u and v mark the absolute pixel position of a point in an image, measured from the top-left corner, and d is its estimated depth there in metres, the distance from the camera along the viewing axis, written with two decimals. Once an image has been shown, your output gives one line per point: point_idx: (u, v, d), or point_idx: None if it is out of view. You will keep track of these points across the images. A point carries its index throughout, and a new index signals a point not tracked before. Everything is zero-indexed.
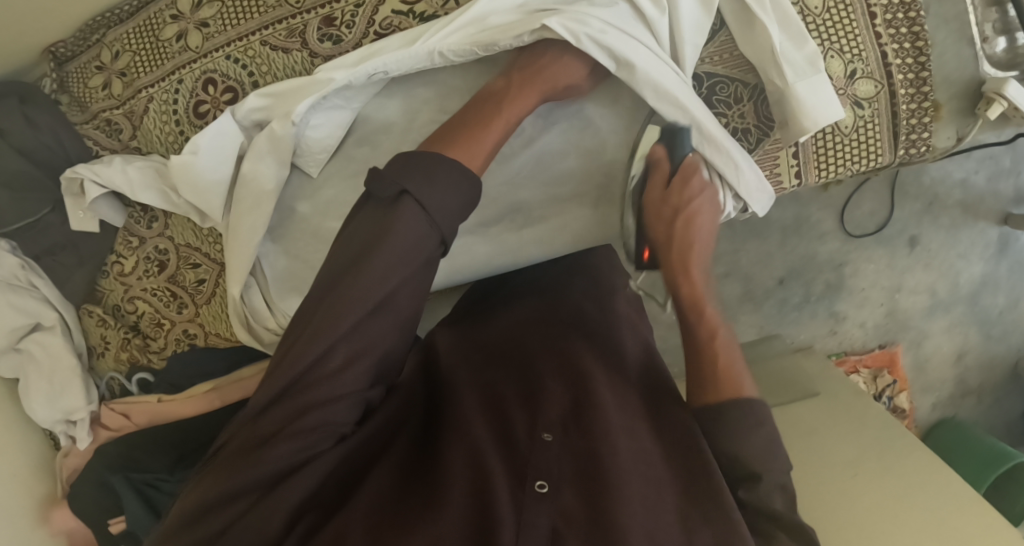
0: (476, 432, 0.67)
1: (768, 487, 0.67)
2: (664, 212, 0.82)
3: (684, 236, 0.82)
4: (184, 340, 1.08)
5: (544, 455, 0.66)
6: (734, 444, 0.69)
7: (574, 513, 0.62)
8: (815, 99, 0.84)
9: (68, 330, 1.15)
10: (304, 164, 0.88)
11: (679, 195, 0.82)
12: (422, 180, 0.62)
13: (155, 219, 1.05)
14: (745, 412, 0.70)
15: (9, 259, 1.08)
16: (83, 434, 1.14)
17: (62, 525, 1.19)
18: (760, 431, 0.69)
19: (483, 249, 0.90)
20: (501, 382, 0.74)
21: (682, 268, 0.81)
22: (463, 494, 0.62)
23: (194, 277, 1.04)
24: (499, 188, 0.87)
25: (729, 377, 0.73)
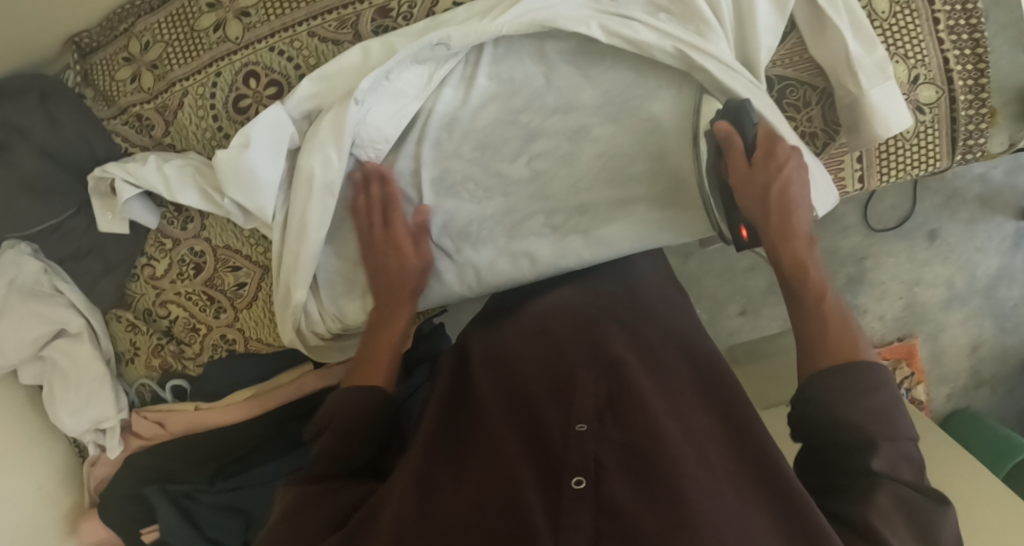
0: (509, 443, 0.70)
1: (898, 457, 0.65)
2: (756, 185, 0.79)
3: (785, 212, 0.78)
4: (222, 345, 1.01)
5: (579, 451, 0.66)
6: (841, 413, 0.66)
7: (618, 503, 0.62)
8: (886, 107, 0.84)
9: (96, 336, 1.09)
10: (360, 156, 0.86)
11: (772, 168, 0.79)
12: (342, 405, 0.78)
13: (191, 219, 0.96)
14: (859, 380, 0.67)
15: (31, 263, 1.05)
16: (114, 443, 1.10)
17: (90, 537, 1.15)
18: (875, 396, 0.66)
19: (548, 248, 0.87)
20: (533, 386, 0.77)
21: (783, 237, 0.79)
22: (499, 504, 0.64)
23: (234, 281, 0.96)
24: (565, 190, 0.86)
25: (844, 343, 0.72)
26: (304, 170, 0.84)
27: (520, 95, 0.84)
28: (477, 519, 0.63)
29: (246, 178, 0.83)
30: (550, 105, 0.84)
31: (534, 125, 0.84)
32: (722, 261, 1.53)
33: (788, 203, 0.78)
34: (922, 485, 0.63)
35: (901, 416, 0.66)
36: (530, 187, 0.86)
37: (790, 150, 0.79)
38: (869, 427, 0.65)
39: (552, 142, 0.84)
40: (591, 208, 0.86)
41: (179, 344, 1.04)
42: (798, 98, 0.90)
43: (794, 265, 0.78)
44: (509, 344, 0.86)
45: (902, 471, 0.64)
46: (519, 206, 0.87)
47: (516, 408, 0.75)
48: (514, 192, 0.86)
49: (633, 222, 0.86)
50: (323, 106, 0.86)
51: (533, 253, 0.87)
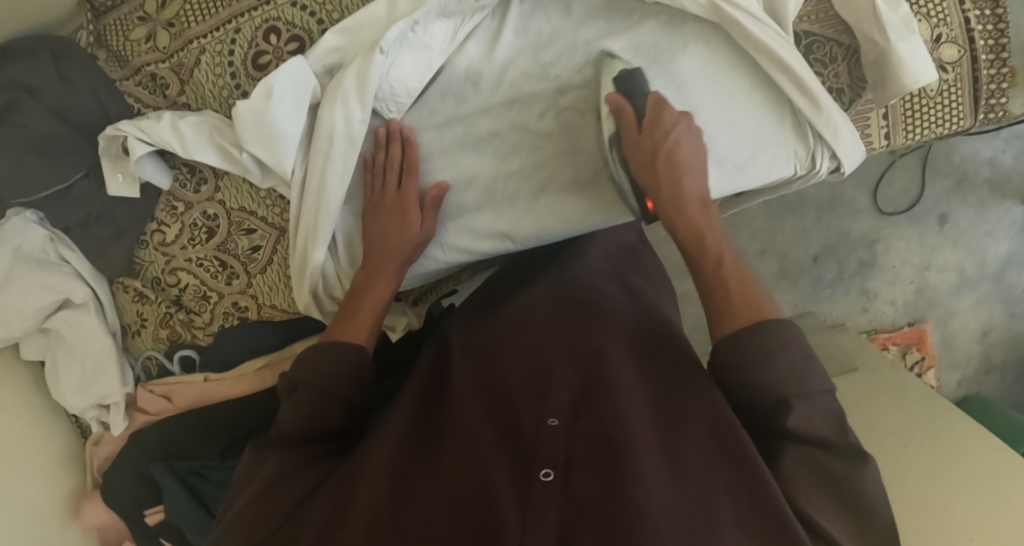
0: (481, 429, 0.68)
1: (812, 408, 0.64)
2: (642, 148, 0.77)
3: (671, 168, 0.77)
4: (235, 313, 0.99)
5: (551, 444, 0.66)
6: (776, 381, 0.64)
7: (582, 498, 0.62)
8: (914, 60, 0.85)
9: (102, 308, 1.06)
10: (385, 109, 0.85)
11: (649, 138, 0.77)
12: (317, 366, 0.75)
13: (204, 181, 0.94)
14: (777, 331, 0.66)
15: (36, 233, 1.02)
16: (118, 419, 1.07)
17: (92, 519, 1.11)
18: (772, 359, 0.65)
19: (573, 205, 0.85)
20: (507, 375, 0.75)
21: (677, 204, 0.77)
22: (467, 496, 0.63)
23: (248, 244, 0.94)
24: (594, 144, 0.84)
25: (745, 299, 0.70)
26: (325, 125, 0.83)
27: (551, 48, 0.83)
28: (442, 509, 0.62)
29: (267, 128, 0.81)
30: (579, 59, 0.83)
31: (564, 80, 0.83)
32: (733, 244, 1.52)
33: (677, 169, 0.77)
34: (837, 439, 0.63)
35: (816, 371, 0.65)
36: (559, 142, 0.84)
37: (676, 115, 0.78)
38: (783, 385, 0.64)
39: (580, 94, 0.83)
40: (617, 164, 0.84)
41: (189, 313, 1.01)
42: (825, 54, 0.91)
43: (689, 238, 0.76)
44: (485, 332, 0.84)
45: (820, 433, 0.63)
46: (548, 164, 0.85)
47: (489, 393, 0.74)
48: (542, 146, 0.85)
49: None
50: (347, 60, 0.85)
51: (559, 211, 0.86)
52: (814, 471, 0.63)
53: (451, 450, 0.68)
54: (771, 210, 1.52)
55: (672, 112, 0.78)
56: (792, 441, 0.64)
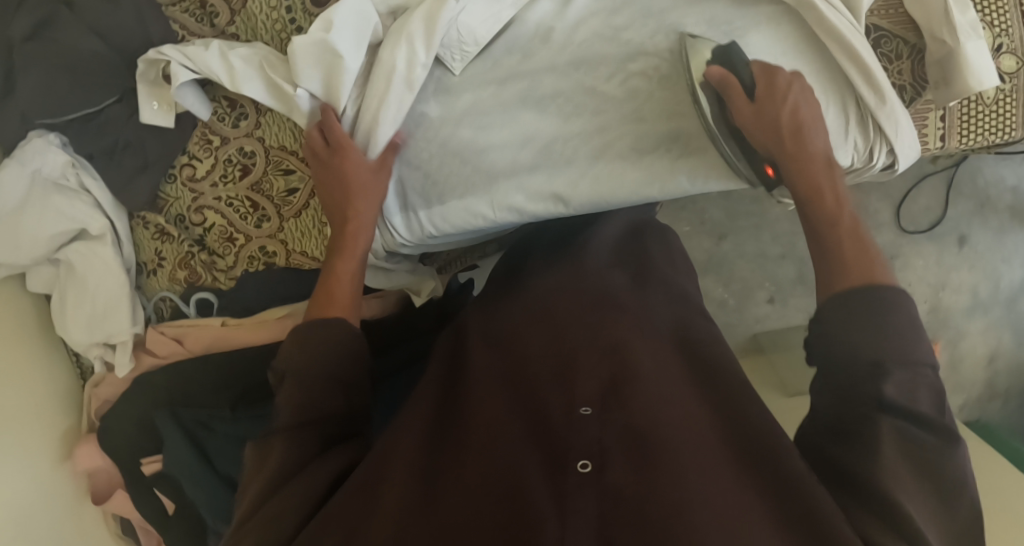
0: (510, 425, 0.66)
1: (915, 381, 0.58)
2: (779, 114, 0.73)
3: (799, 136, 0.73)
4: (260, 258, 0.95)
5: (584, 433, 0.64)
6: (875, 337, 0.59)
7: (620, 487, 0.58)
8: (982, 61, 0.84)
9: (119, 242, 1.02)
10: (448, 58, 0.84)
11: (776, 100, 0.74)
12: (299, 350, 0.72)
13: (244, 117, 0.90)
14: (884, 300, 0.61)
15: (58, 157, 0.98)
16: (125, 359, 1.01)
17: (83, 464, 1.06)
18: (895, 315, 0.60)
19: (632, 173, 0.84)
20: (531, 373, 0.74)
21: (805, 158, 0.73)
22: (499, 486, 0.59)
23: (284, 186, 0.91)
24: (659, 114, 0.82)
25: (863, 264, 0.66)
26: (386, 66, 0.82)
27: (625, 11, 0.82)
28: (474, 498, 0.58)
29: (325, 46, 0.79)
30: (652, 26, 0.82)
31: (635, 45, 0.82)
32: (755, 246, 1.49)
33: (806, 131, 0.73)
34: (934, 415, 0.57)
35: (921, 335, 0.60)
36: (622, 107, 0.82)
37: (789, 73, 0.75)
38: (913, 348, 0.59)
39: (644, 62, 0.81)
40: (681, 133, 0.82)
41: (212, 255, 0.97)
42: (891, 49, 0.89)
43: (806, 191, 0.72)
44: (506, 328, 0.83)
45: (914, 406, 0.57)
46: (611, 128, 0.83)
47: (512, 389, 0.72)
48: (606, 111, 0.83)
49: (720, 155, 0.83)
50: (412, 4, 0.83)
51: (618, 178, 0.84)
52: (903, 448, 0.57)
53: (477, 441, 0.65)
54: (795, 215, 1.50)
55: (784, 77, 0.75)
56: (888, 416, 0.57)
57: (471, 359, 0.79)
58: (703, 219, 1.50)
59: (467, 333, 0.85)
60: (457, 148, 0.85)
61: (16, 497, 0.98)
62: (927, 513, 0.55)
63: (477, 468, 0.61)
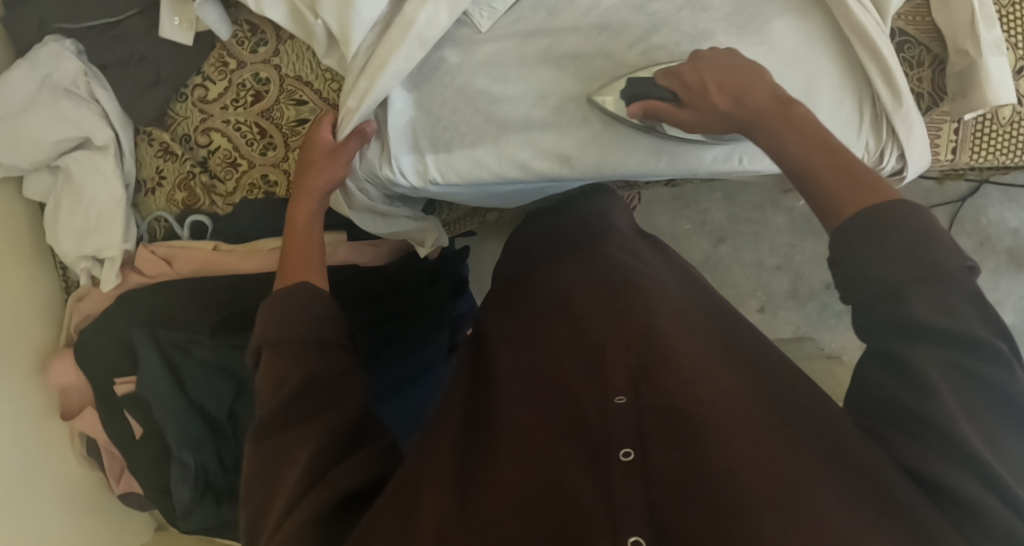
0: (537, 417, 0.61)
1: (947, 291, 0.54)
2: (706, 99, 0.74)
3: (752, 108, 0.71)
4: (261, 187, 0.95)
5: (621, 422, 0.58)
6: (882, 269, 0.56)
7: (669, 472, 0.54)
8: (1000, 77, 0.84)
9: (121, 156, 1.00)
10: (476, 15, 0.82)
11: (697, 90, 0.75)
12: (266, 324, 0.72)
13: (264, 43, 0.90)
14: (893, 214, 0.58)
15: (70, 64, 0.97)
16: (112, 275, 1.00)
17: (56, 376, 1.05)
18: (900, 231, 0.56)
19: (639, 141, 0.84)
20: (553, 357, 0.68)
21: (790, 121, 0.68)
22: (539, 491, 0.54)
23: (294, 116, 0.90)
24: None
25: (866, 184, 0.61)
26: (407, 16, 0.79)
27: None
28: (515, 506, 0.53)
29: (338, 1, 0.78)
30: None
31: (661, 17, 0.82)
32: (752, 253, 1.47)
33: (746, 92, 0.72)
34: (981, 330, 0.53)
35: (939, 244, 0.55)
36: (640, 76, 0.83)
37: (691, 61, 0.76)
38: (925, 258, 0.55)
39: (670, 35, 0.82)
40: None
41: (213, 179, 0.97)
42: (915, 55, 0.90)
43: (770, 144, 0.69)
44: (524, 316, 0.77)
45: (942, 319, 0.53)
46: None
47: (534, 373, 0.67)
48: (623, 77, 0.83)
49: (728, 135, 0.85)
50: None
51: (627, 144, 0.84)
52: (967, 383, 0.53)
53: (504, 441, 0.60)
54: (795, 228, 1.47)
55: (688, 67, 0.76)
56: (926, 347, 0.54)
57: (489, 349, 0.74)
58: (705, 220, 1.48)
59: (487, 322, 0.81)
60: (459, 88, 0.84)
61: None
62: (1014, 450, 0.52)
63: (510, 474, 0.56)
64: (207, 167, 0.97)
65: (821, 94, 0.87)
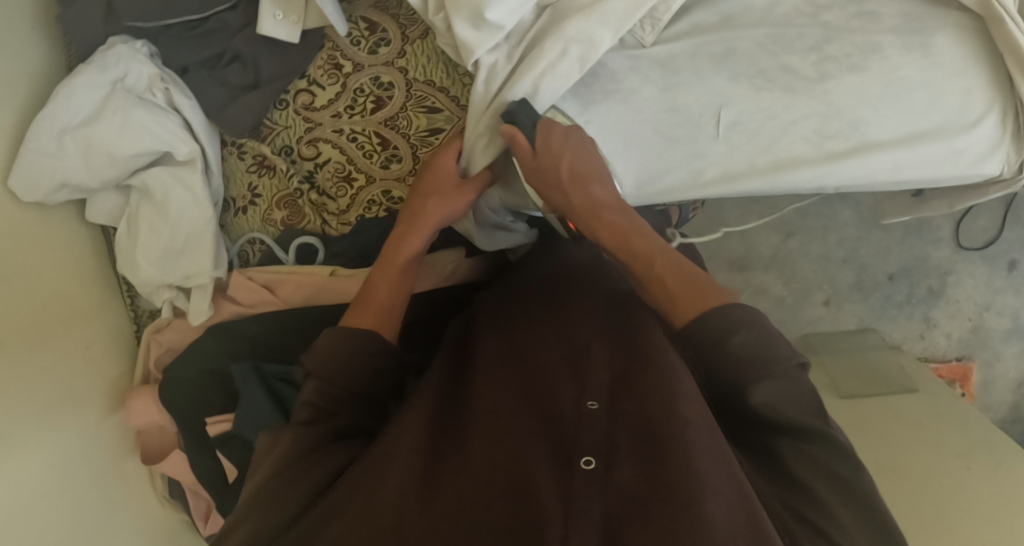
0: (513, 415, 0.63)
1: (779, 391, 0.63)
2: (545, 172, 0.77)
3: (580, 186, 0.76)
4: (382, 204, 0.86)
5: (592, 429, 0.61)
6: (734, 369, 0.64)
7: (626, 486, 0.57)
8: None
9: (208, 170, 0.89)
10: (639, 31, 0.79)
11: (552, 155, 0.75)
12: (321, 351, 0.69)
13: (386, 42, 0.80)
14: (737, 320, 0.64)
15: (146, 67, 0.85)
16: (203, 306, 0.90)
17: (136, 416, 0.95)
18: (740, 333, 0.64)
19: (810, 161, 0.83)
20: (541, 354, 0.70)
21: (590, 212, 0.77)
22: (506, 481, 0.57)
23: (426, 125, 0.81)
24: (846, 100, 0.81)
25: (692, 293, 0.68)
26: (565, 34, 0.73)
27: None
28: (477, 492, 0.57)
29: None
30: (850, 10, 0.81)
31: (831, 27, 0.80)
32: (820, 247, 1.48)
33: (587, 183, 0.76)
34: (822, 427, 0.62)
35: (778, 346, 0.64)
36: (811, 92, 0.80)
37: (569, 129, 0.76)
38: (745, 372, 0.63)
39: (843, 47, 0.80)
40: (864, 126, 0.82)
41: (323, 195, 0.88)
42: None
43: (611, 243, 0.75)
44: (518, 312, 0.79)
45: (796, 413, 0.62)
46: (796, 103, 0.80)
47: (515, 372, 0.69)
48: (797, 89, 0.80)
49: (894, 152, 0.84)
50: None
51: (797, 162, 0.83)
52: (823, 476, 0.62)
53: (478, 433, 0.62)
54: (862, 221, 1.48)
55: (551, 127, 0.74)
56: (788, 439, 0.63)
57: (479, 346, 0.75)
58: (774, 215, 1.47)
59: (480, 315, 0.82)
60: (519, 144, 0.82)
61: (61, 451, 0.88)
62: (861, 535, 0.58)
63: (477, 459, 0.59)
64: (314, 182, 0.88)
65: (976, 109, 0.85)
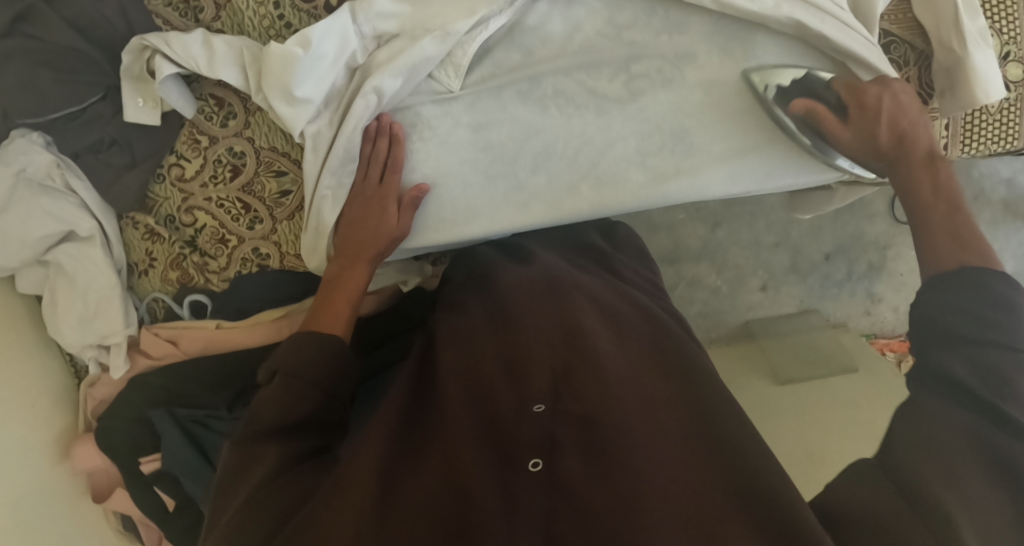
0: (462, 426, 0.69)
1: (989, 374, 0.55)
2: (875, 122, 0.77)
3: (902, 140, 0.76)
4: (253, 260, 0.96)
5: (534, 431, 0.67)
6: (950, 320, 0.59)
7: (571, 479, 0.63)
8: (989, 72, 0.85)
9: (108, 242, 1.00)
10: (445, 78, 0.81)
11: (868, 113, 0.77)
12: (286, 357, 0.73)
13: (233, 116, 0.89)
14: (976, 278, 0.61)
15: (43, 157, 0.95)
16: (120, 361, 1.01)
17: (81, 462, 1.06)
18: (988, 291, 0.60)
19: (634, 181, 0.85)
20: (485, 361, 0.77)
21: (925, 162, 0.74)
22: (457, 492, 0.63)
23: (276, 188, 0.91)
24: (661, 113, 0.83)
25: (975, 238, 0.66)
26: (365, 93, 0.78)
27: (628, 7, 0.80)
28: (432, 505, 0.62)
29: (302, 38, 0.75)
30: (656, 25, 0.81)
31: (639, 46, 0.81)
32: (749, 233, 1.48)
33: (900, 116, 0.76)
34: (1004, 404, 0.53)
35: (1013, 318, 0.58)
36: (625, 112, 0.83)
37: (881, 88, 0.78)
38: (986, 333, 0.57)
39: (652, 64, 0.82)
40: (687, 144, 0.84)
41: (204, 256, 0.97)
42: (902, 56, 0.91)
43: (909, 184, 0.74)
44: (476, 324, 0.83)
45: (972, 395, 0.55)
46: (615, 125, 0.83)
47: (466, 383, 0.75)
48: (610, 111, 0.83)
49: (726, 162, 0.84)
50: (404, 30, 0.79)
51: (621, 179, 0.84)
52: (977, 448, 0.53)
53: (441, 448, 0.68)
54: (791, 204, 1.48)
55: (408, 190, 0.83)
56: (944, 421, 0.55)
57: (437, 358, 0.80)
58: (699, 207, 1.47)
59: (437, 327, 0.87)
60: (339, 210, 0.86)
61: (15, 497, 1.01)
62: (979, 488, 0.51)
63: (434, 471, 0.65)
64: (195, 246, 0.97)
65: None
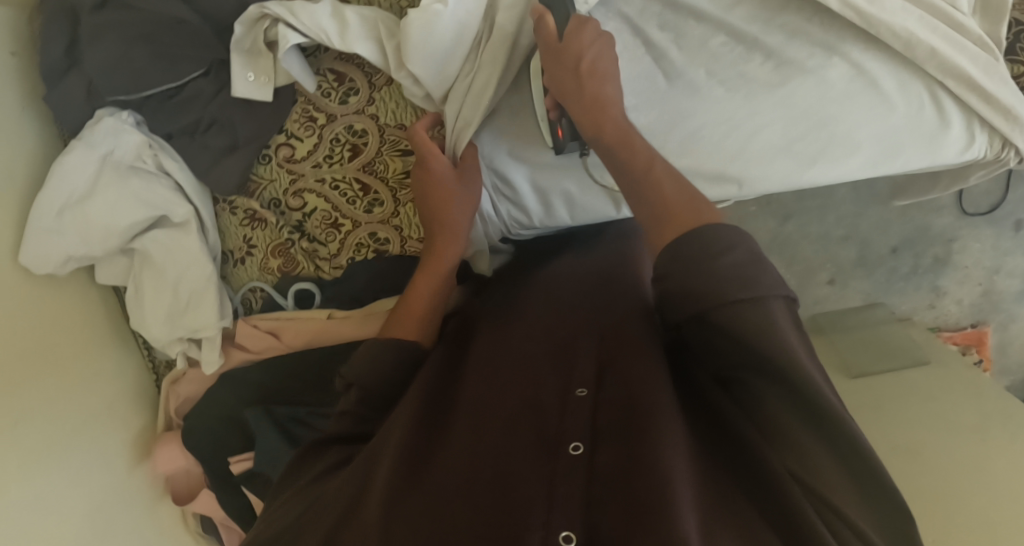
0: (504, 405, 0.60)
1: (768, 315, 0.53)
2: (565, 57, 0.70)
3: (590, 84, 0.70)
4: (371, 246, 0.93)
5: (576, 414, 0.57)
6: (713, 282, 0.54)
7: (609, 468, 0.53)
8: None
9: (203, 228, 0.94)
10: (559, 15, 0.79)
11: (567, 51, 0.70)
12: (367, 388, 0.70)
13: (353, 92, 0.86)
14: (712, 234, 0.57)
15: (133, 138, 0.88)
16: (215, 356, 0.97)
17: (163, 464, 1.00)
18: (722, 260, 0.55)
19: (778, 172, 0.85)
20: (530, 343, 0.69)
21: (599, 106, 0.70)
22: (491, 478, 0.54)
23: (400, 167, 0.88)
24: (810, 101, 0.80)
25: (680, 211, 0.62)
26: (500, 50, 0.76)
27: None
28: (465, 492, 0.53)
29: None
30: (807, 10, 0.78)
31: (792, 27, 0.78)
32: (820, 226, 1.46)
33: (601, 99, 0.71)
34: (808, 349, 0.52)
35: (766, 271, 0.55)
36: (774, 98, 0.80)
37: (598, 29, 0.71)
38: (729, 290, 0.54)
39: (805, 49, 0.78)
40: (829, 138, 0.82)
41: (313, 242, 0.94)
42: None
43: (615, 142, 0.69)
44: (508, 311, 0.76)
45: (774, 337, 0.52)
46: (762, 108, 0.80)
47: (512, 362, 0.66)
48: (758, 95, 0.80)
49: (866, 156, 0.83)
50: None
51: (768, 166, 0.84)
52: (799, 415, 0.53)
53: (474, 432, 0.59)
54: (860, 196, 1.45)
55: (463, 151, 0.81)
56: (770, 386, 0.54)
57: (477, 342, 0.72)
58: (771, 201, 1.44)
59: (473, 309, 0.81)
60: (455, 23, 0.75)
61: (97, 501, 0.95)
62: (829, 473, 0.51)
63: (465, 460, 0.56)
64: (304, 231, 0.94)
65: (943, 112, 0.81)
